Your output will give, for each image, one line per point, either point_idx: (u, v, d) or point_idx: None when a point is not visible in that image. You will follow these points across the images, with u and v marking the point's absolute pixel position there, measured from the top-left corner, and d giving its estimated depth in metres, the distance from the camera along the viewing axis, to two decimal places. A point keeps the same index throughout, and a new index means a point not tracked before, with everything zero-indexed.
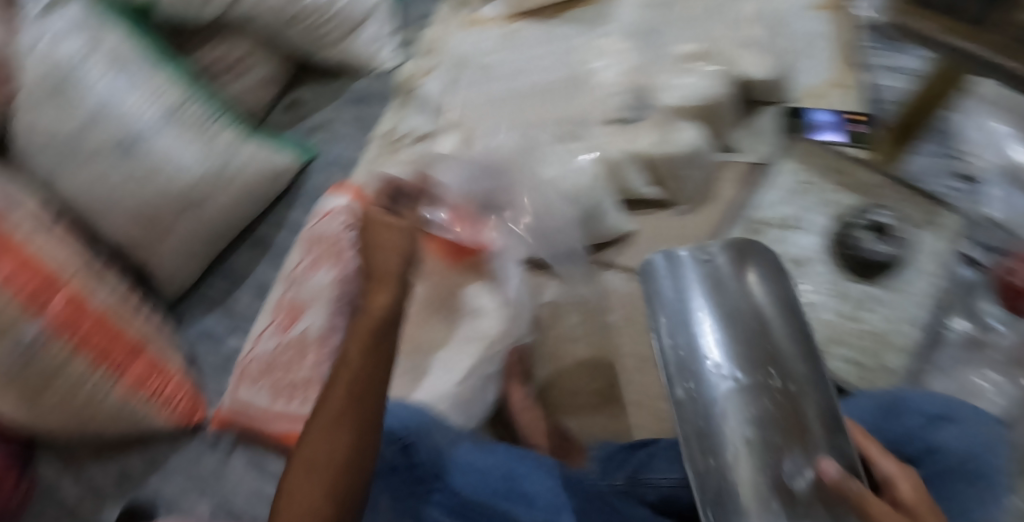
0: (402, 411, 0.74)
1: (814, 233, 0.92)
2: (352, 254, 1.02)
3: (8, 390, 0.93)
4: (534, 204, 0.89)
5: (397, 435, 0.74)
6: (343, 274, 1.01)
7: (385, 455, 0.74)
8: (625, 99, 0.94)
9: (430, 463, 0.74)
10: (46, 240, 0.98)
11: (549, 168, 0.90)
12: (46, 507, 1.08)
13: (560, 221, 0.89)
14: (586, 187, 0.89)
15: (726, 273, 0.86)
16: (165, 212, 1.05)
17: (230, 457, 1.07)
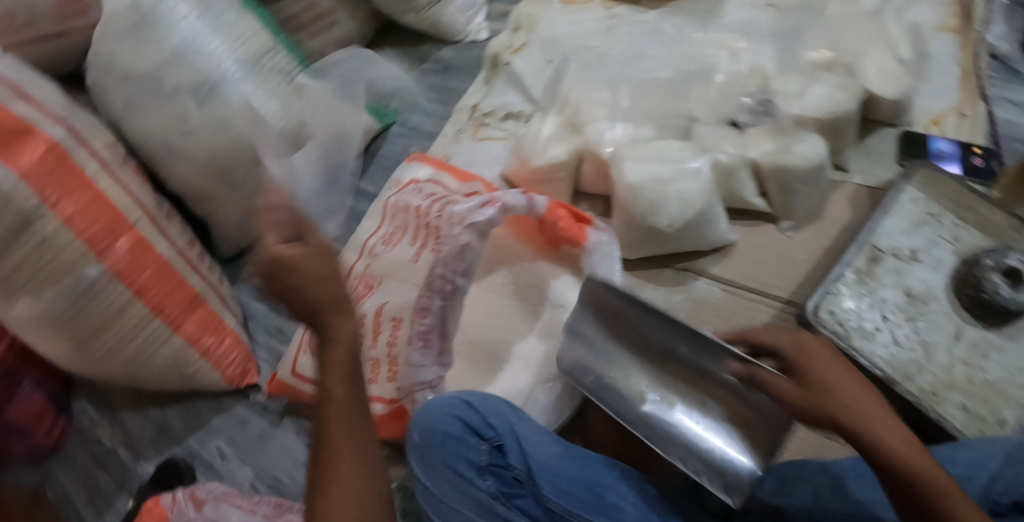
0: (490, 409, 0.72)
1: (941, 270, 0.81)
2: (463, 236, 0.80)
3: (63, 329, 0.90)
4: (637, 202, 0.83)
5: (488, 435, 0.71)
6: (446, 260, 0.80)
7: (477, 457, 0.70)
8: (751, 104, 0.90)
9: (523, 467, 0.70)
10: (120, 177, 0.94)
11: (658, 161, 0.85)
12: (82, 449, 1.07)
13: (665, 224, 0.84)
14: (695, 190, 0.83)
15: (839, 300, 0.81)
16: (239, 165, 1.00)
17: (278, 424, 1.03)
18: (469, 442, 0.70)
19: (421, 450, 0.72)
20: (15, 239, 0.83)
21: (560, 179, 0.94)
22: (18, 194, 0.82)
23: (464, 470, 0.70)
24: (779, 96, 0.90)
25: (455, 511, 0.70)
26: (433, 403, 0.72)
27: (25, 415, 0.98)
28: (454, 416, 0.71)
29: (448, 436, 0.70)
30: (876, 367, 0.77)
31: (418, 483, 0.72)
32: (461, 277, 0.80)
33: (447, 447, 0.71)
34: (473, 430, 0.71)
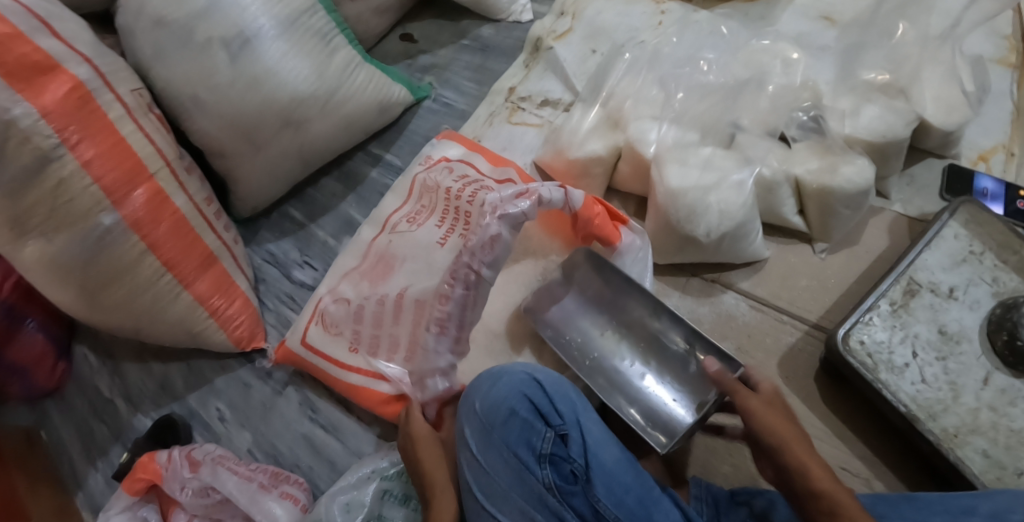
0: (560, 396, 0.74)
1: (977, 311, 0.78)
2: (493, 227, 0.76)
3: (73, 275, 0.88)
4: (677, 206, 0.82)
5: (554, 422, 0.72)
6: (473, 251, 0.75)
7: (539, 444, 0.71)
8: (803, 118, 0.88)
9: (582, 462, 0.71)
10: (144, 123, 0.91)
11: (698, 167, 0.84)
12: (78, 395, 1.08)
13: (702, 233, 0.82)
14: (737, 202, 0.81)
15: (870, 330, 0.79)
16: (266, 125, 0.96)
17: (281, 393, 1.01)
18: (534, 426, 0.72)
19: (483, 423, 0.74)
20: (31, 178, 0.81)
21: (596, 173, 0.93)
22: (39, 131, 0.80)
23: (524, 454, 0.71)
24: (828, 114, 0.87)
25: (506, 492, 0.71)
26: (505, 376, 0.76)
27: (23, 354, 1.01)
28: (523, 395, 0.74)
29: (513, 414, 0.73)
30: (901, 403, 0.76)
31: (470, 453, 0.74)
32: (486, 268, 0.75)
33: (511, 425, 0.73)
34: (540, 414, 0.73)
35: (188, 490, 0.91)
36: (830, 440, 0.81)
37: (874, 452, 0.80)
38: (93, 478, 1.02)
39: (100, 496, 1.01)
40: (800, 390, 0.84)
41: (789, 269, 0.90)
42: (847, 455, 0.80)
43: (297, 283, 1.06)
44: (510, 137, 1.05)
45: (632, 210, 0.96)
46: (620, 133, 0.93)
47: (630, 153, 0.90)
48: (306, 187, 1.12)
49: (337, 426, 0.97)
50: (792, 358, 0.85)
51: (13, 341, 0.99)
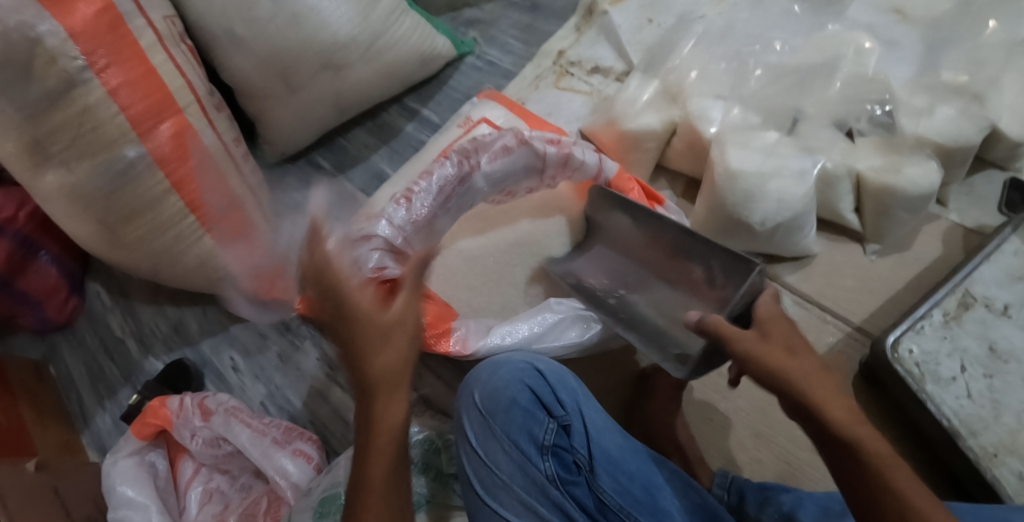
0: (561, 384, 0.72)
1: None
2: (488, 159, 0.86)
3: (94, 207, 0.85)
4: (734, 191, 0.79)
5: (557, 412, 0.70)
6: (483, 146, 0.86)
7: (541, 435, 0.69)
8: (876, 112, 0.84)
9: (585, 452, 0.69)
10: (175, 53, 0.85)
11: (760, 152, 0.80)
12: (89, 331, 1.07)
13: (757, 221, 0.79)
14: (796, 192, 0.78)
15: (919, 338, 0.77)
16: (303, 67, 0.91)
17: (298, 348, 0.98)
18: (536, 417, 0.70)
19: (483, 414, 0.71)
20: (57, 101, 0.77)
21: (648, 148, 0.89)
22: (65, 52, 0.75)
23: (525, 445, 0.69)
24: (901, 109, 0.84)
25: (506, 484, 0.69)
26: (504, 364, 0.73)
27: (37, 287, 0.98)
28: (524, 384, 0.71)
29: (514, 404, 0.70)
30: (943, 416, 0.73)
31: (468, 444, 0.72)
32: (482, 175, 0.87)
33: (512, 415, 0.70)
34: (542, 405, 0.70)
35: (198, 439, 0.90)
36: None
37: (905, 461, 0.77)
38: (100, 418, 1.02)
39: (106, 435, 1.01)
40: None
41: (837, 267, 0.87)
42: None
43: None
44: (556, 102, 1.00)
45: (679, 191, 0.93)
46: (677, 108, 0.89)
47: (686, 132, 0.87)
48: (337, 136, 1.07)
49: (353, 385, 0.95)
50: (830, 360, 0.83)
51: (26, 272, 0.95)
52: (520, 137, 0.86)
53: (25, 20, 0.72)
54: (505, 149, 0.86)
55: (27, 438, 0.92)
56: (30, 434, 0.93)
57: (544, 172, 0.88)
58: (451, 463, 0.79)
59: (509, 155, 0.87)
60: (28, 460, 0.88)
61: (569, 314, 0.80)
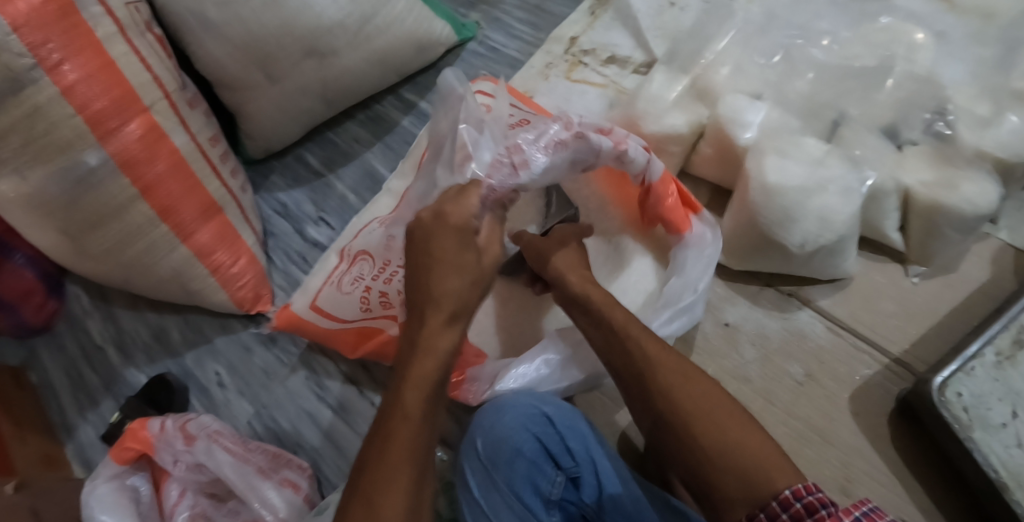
0: (572, 431, 0.63)
1: None
2: (544, 153, 0.68)
3: (55, 217, 0.75)
4: (770, 208, 0.70)
5: (565, 463, 0.62)
6: (531, 139, 0.68)
7: (548, 488, 0.61)
8: (935, 125, 0.75)
9: (594, 505, 0.62)
10: (138, 44, 0.75)
11: (800, 165, 0.71)
12: (70, 336, 1.00)
13: (796, 245, 0.71)
14: (841, 211, 0.70)
15: (969, 379, 0.69)
16: (285, 56, 0.81)
17: (286, 364, 0.92)
18: (542, 468, 0.62)
19: (485, 462, 0.63)
20: (2, 102, 0.66)
21: (670, 152, 0.80)
22: (8, 47, 0.64)
23: (530, 500, 0.61)
24: (961, 119, 0.75)
25: None
26: (509, 407, 0.64)
27: (12, 289, 0.89)
28: (531, 432, 0.63)
29: (519, 455, 0.62)
30: (990, 467, 0.67)
31: (469, 493, 0.64)
32: (535, 168, 0.67)
33: (516, 467, 0.62)
34: (550, 455, 0.62)
35: (181, 464, 0.84)
36: (893, 488, 0.73)
37: (940, 507, 0.72)
38: (83, 429, 0.96)
39: (90, 448, 0.95)
40: (869, 429, 0.75)
41: (875, 290, 0.79)
42: (909, 507, 0.72)
43: (311, 242, 0.94)
44: (568, 95, 0.90)
45: (703, 200, 0.84)
46: (704, 107, 0.79)
47: (715, 139, 0.77)
48: (326, 129, 0.98)
49: (345, 407, 0.88)
50: (864, 394, 0.76)
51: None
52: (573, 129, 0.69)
53: None
54: (559, 142, 0.69)
55: (7, 454, 0.85)
56: (9, 449, 0.86)
57: (590, 166, 0.73)
58: (452, 507, 0.73)
59: (564, 149, 0.69)
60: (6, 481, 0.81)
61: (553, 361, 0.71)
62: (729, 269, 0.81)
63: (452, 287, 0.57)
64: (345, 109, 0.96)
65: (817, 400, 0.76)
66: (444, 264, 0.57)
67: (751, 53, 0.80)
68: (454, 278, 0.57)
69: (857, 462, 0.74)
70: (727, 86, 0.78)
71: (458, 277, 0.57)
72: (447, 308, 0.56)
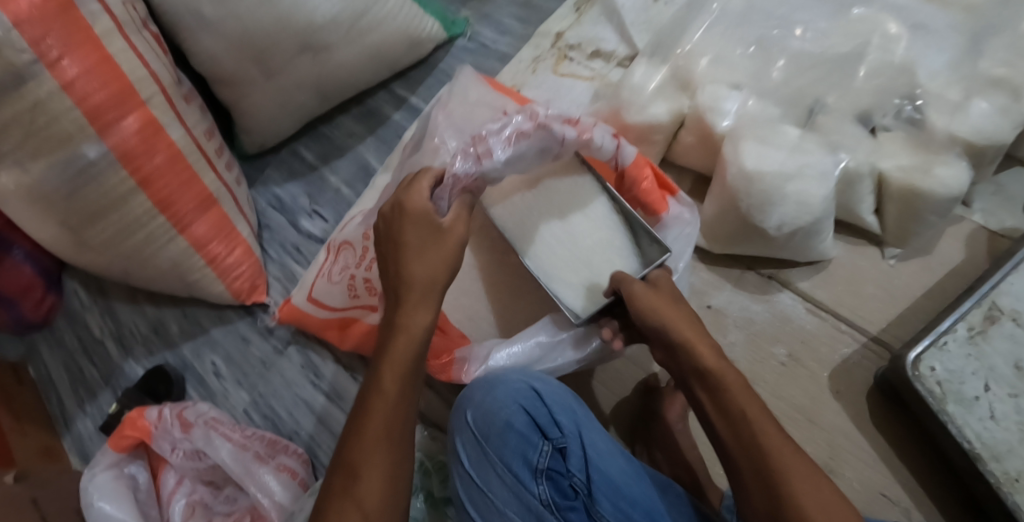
0: (560, 404, 0.65)
1: None
2: (502, 148, 0.71)
3: (55, 209, 0.77)
4: (750, 193, 0.73)
5: (553, 435, 0.63)
6: (493, 133, 0.71)
7: (535, 458, 0.63)
8: (905, 108, 0.77)
9: (583, 476, 0.63)
10: (136, 40, 0.77)
11: (779, 150, 0.73)
12: (69, 330, 1.01)
13: (774, 227, 0.73)
14: (818, 195, 0.72)
15: (943, 355, 0.72)
16: (280, 52, 0.83)
17: (282, 352, 0.93)
18: (531, 440, 0.63)
19: (478, 437, 0.65)
20: (4, 96, 0.68)
21: (655, 141, 0.82)
22: (10, 42, 0.66)
23: (520, 470, 0.63)
24: (933, 104, 0.77)
25: (500, 511, 0.63)
26: (500, 383, 0.66)
27: (11, 285, 0.91)
28: (519, 404, 0.65)
29: (509, 427, 0.64)
30: (964, 438, 0.69)
31: (461, 466, 0.67)
32: (496, 160, 0.70)
33: (506, 439, 0.64)
34: (538, 427, 0.64)
35: (178, 452, 0.85)
36: (874, 464, 0.75)
37: (920, 483, 0.74)
38: (82, 422, 0.97)
39: (89, 441, 0.96)
40: (851, 407, 0.77)
41: (856, 273, 0.82)
42: (891, 481, 0.74)
43: (305, 234, 0.96)
44: (557, 88, 0.93)
45: (687, 187, 0.87)
46: (687, 98, 0.82)
47: (697, 127, 0.80)
48: (319, 124, 1.00)
49: (341, 394, 0.90)
50: (845, 373, 0.78)
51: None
52: (534, 121, 0.72)
53: None
54: (521, 134, 0.71)
55: (6, 445, 0.87)
56: (9, 441, 0.88)
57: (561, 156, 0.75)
58: (445, 486, 0.75)
59: (526, 138, 0.72)
60: (6, 471, 0.83)
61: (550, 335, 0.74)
62: (712, 253, 0.83)
63: (424, 269, 0.60)
64: (337, 105, 0.99)
65: (800, 379, 0.78)
66: (414, 248, 0.61)
67: (732, 44, 0.83)
68: (423, 260, 0.61)
69: (840, 439, 0.76)
70: (709, 76, 0.81)
71: (426, 260, 0.61)
72: (418, 288, 0.60)
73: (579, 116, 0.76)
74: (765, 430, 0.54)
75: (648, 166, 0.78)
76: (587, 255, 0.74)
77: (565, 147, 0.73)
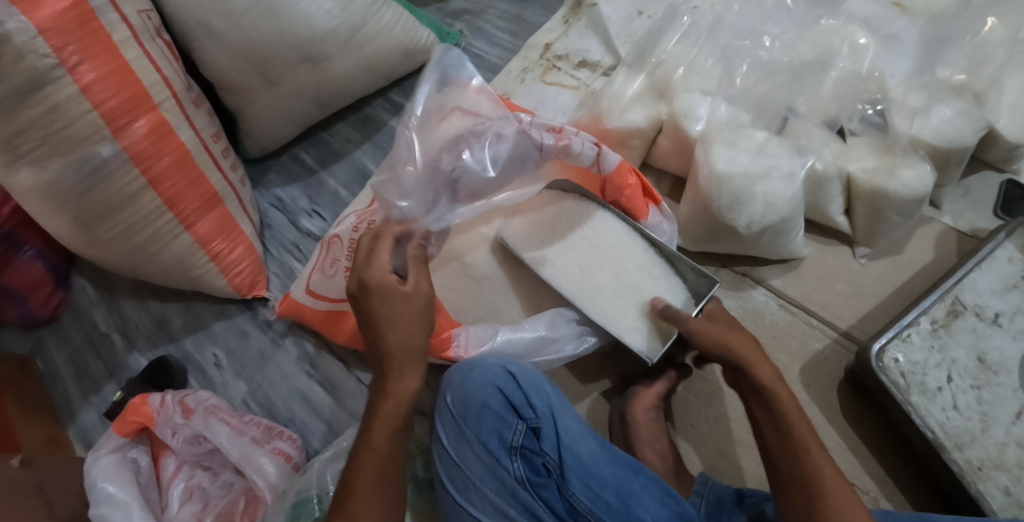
0: (535, 388, 0.69)
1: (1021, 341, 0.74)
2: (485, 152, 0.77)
3: (68, 206, 0.82)
4: (720, 192, 0.76)
5: (526, 415, 0.67)
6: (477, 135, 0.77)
7: (510, 436, 0.66)
8: (867, 112, 0.82)
9: (555, 456, 0.66)
10: (150, 50, 0.83)
11: (748, 152, 0.77)
12: (75, 326, 1.06)
13: (743, 225, 0.77)
14: (784, 194, 0.76)
15: (908, 347, 0.75)
16: (281, 61, 0.89)
17: (280, 345, 0.98)
18: (506, 419, 0.67)
19: (455, 416, 0.69)
20: (26, 99, 0.74)
21: (633, 145, 0.87)
22: (34, 49, 0.72)
23: (494, 448, 0.66)
24: (895, 109, 0.80)
25: (476, 486, 0.66)
26: (477, 367, 0.70)
27: (21, 281, 0.96)
28: (495, 386, 0.69)
29: (485, 407, 0.68)
30: (928, 428, 0.72)
31: (440, 445, 0.70)
32: (477, 160, 0.77)
33: (483, 418, 0.67)
34: (513, 407, 0.68)
35: (179, 437, 0.89)
36: (844, 453, 0.77)
37: (888, 473, 0.76)
38: (86, 413, 1.01)
39: (92, 430, 1.00)
40: (821, 399, 0.80)
41: (827, 271, 0.85)
42: (860, 472, 0.76)
43: (304, 233, 1.02)
44: (544, 97, 0.98)
45: (665, 189, 0.91)
46: (664, 104, 0.86)
47: (671, 130, 0.84)
48: (320, 130, 1.07)
49: (335, 384, 0.94)
50: (815, 368, 0.81)
51: (10, 267, 0.94)
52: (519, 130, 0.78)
53: None
54: (506, 137, 0.78)
55: (12, 433, 0.91)
56: (15, 429, 0.92)
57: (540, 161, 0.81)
58: (428, 468, 0.78)
59: (506, 142, 0.78)
60: (13, 457, 0.87)
61: (549, 331, 0.78)
62: (688, 250, 0.87)
63: (400, 339, 0.65)
64: (336, 111, 1.05)
65: None
66: (391, 320, 0.65)
67: (706, 55, 0.88)
68: (399, 331, 0.65)
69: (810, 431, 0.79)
70: (683, 84, 0.86)
71: (404, 331, 0.65)
72: (403, 356, 0.65)
73: (563, 125, 0.81)
74: (798, 436, 0.59)
75: (632, 174, 0.83)
76: (638, 294, 0.79)
77: (545, 152, 0.79)
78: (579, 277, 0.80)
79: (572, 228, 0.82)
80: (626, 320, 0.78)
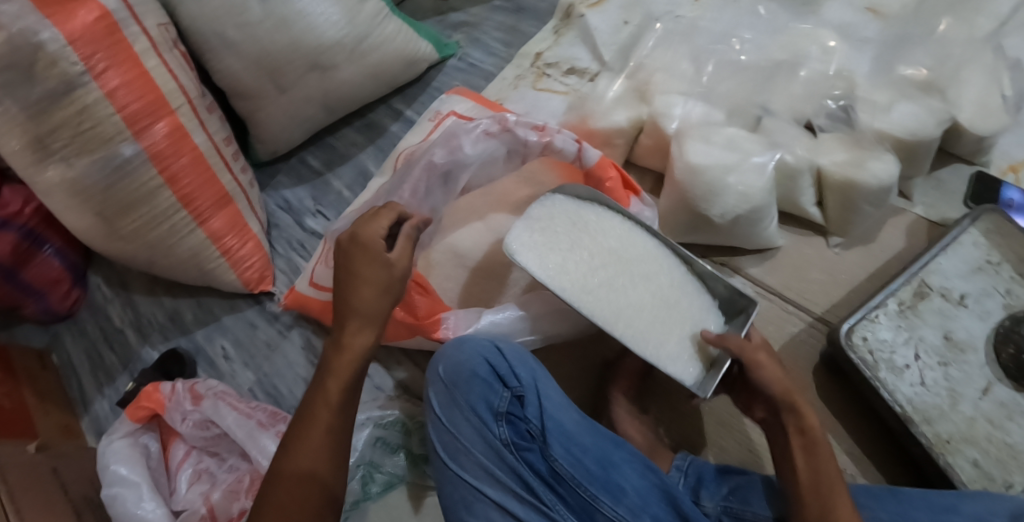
0: (520, 361, 0.73)
1: (985, 320, 0.77)
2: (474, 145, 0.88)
3: (92, 202, 0.88)
4: (695, 184, 0.81)
5: (512, 384, 0.71)
6: (467, 131, 0.88)
7: (497, 402, 0.71)
8: (833, 107, 0.87)
9: (538, 423, 0.70)
10: (168, 59, 0.90)
11: (722, 146, 0.83)
12: (91, 321, 1.12)
13: (718, 214, 0.82)
14: (757, 185, 0.80)
15: (876, 326, 0.78)
16: (290, 69, 0.96)
17: (285, 336, 1.03)
18: (493, 387, 0.72)
19: (446, 385, 0.73)
20: (56, 102, 0.81)
21: (617, 144, 0.92)
22: (65, 57, 0.80)
23: (482, 413, 0.71)
24: (860, 105, 0.86)
25: (465, 450, 0.71)
26: (467, 341, 0.74)
27: (40, 278, 1.03)
28: (483, 357, 0.73)
29: (474, 376, 0.72)
30: (898, 404, 0.75)
31: (433, 414, 0.74)
32: (466, 153, 0.88)
33: (472, 386, 0.72)
34: (499, 376, 0.72)
35: (188, 421, 0.94)
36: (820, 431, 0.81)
37: (862, 449, 0.79)
38: (99, 403, 1.06)
39: (104, 420, 1.05)
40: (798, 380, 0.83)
41: (803, 259, 0.89)
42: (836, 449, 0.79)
43: (309, 232, 1.07)
44: (535, 102, 1.04)
45: (649, 185, 0.96)
46: (645, 105, 0.92)
47: (652, 128, 0.90)
48: (325, 135, 1.13)
49: None
50: (792, 351, 0.85)
51: (31, 263, 1.01)
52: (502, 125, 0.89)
53: (27, 26, 0.77)
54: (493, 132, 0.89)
55: (29, 420, 0.96)
56: (32, 417, 0.97)
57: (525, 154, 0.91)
58: (423, 445, 0.84)
59: (494, 138, 0.89)
60: (30, 442, 0.93)
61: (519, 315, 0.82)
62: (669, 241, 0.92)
63: (364, 298, 0.67)
64: (340, 117, 1.12)
65: None
66: (359, 277, 0.68)
67: (684, 59, 0.94)
68: (366, 290, 0.67)
69: None
70: (662, 86, 0.91)
71: (369, 295, 0.67)
72: (364, 313, 0.67)
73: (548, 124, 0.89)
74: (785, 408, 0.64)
75: (614, 168, 0.87)
76: (672, 317, 0.74)
77: (529, 147, 0.89)
78: (612, 296, 0.73)
79: (597, 241, 0.76)
80: (669, 347, 0.72)
